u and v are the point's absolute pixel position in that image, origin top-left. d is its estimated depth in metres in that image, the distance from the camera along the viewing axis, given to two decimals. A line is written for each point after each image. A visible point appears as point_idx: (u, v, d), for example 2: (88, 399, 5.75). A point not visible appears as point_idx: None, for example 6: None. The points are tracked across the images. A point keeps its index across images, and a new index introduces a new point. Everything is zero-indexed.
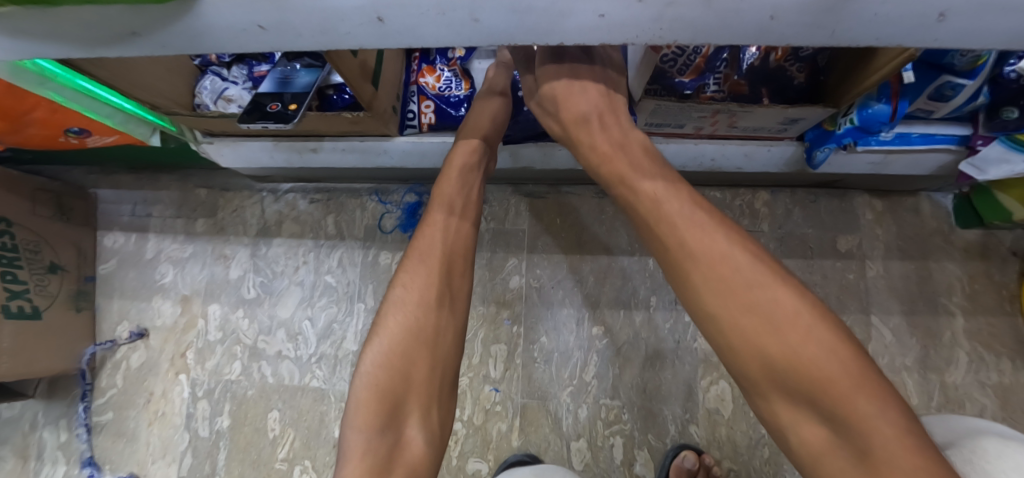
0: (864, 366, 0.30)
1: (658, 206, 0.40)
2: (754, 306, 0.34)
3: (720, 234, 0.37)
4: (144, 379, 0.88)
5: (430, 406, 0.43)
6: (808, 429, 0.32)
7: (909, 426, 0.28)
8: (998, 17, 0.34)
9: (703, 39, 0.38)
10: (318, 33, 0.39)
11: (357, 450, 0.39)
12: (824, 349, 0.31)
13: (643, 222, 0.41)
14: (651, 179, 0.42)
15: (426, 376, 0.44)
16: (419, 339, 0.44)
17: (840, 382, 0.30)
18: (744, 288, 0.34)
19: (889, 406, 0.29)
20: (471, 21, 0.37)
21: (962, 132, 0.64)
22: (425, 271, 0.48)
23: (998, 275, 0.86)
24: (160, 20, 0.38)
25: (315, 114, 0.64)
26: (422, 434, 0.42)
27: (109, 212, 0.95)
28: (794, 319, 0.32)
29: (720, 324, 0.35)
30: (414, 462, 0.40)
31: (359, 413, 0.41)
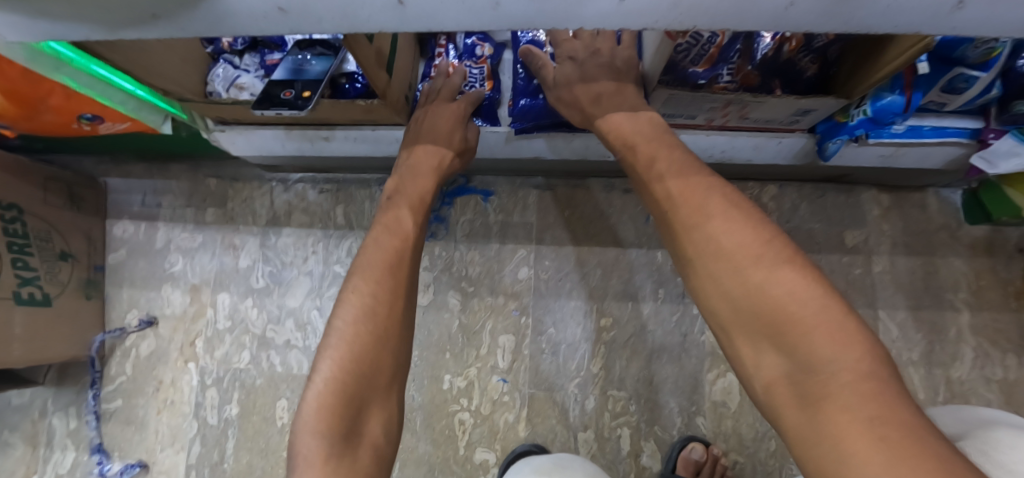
0: (835, 322, 0.34)
1: (666, 188, 0.46)
2: (739, 264, 0.39)
3: (724, 210, 0.42)
4: (153, 368, 0.89)
5: (388, 402, 0.45)
6: (770, 375, 0.36)
7: (872, 373, 0.31)
8: (1014, 5, 0.34)
9: (720, 25, 0.39)
10: (339, 16, 0.40)
11: (316, 455, 0.38)
12: (803, 306, 0.35)
13: (658, 206, 0.47)
14: (665, 166, 0.48)
15: (387, 375, 0.46)
16: (380, 341, 0.46)
17: (808, 330, 0.34)
18: (734, 249, 0.39)
19: (847, 354, 0.32)
20: (491, 5, 0.38)
21: (973, 125, 0.65)
22: (388, 273, 0.50)
23: (1004, 271, 0.86)
24: (182, 2, 0.38)
25: (327, 102, 0.64)
26: (380, 428, 0.44)
27: (120, 201, 0.96)
28: (774, 277, 0.37)
29: (710, 279, 0.41)
30: (373, 458, 0.41)
31: (316, 414, 0.40)
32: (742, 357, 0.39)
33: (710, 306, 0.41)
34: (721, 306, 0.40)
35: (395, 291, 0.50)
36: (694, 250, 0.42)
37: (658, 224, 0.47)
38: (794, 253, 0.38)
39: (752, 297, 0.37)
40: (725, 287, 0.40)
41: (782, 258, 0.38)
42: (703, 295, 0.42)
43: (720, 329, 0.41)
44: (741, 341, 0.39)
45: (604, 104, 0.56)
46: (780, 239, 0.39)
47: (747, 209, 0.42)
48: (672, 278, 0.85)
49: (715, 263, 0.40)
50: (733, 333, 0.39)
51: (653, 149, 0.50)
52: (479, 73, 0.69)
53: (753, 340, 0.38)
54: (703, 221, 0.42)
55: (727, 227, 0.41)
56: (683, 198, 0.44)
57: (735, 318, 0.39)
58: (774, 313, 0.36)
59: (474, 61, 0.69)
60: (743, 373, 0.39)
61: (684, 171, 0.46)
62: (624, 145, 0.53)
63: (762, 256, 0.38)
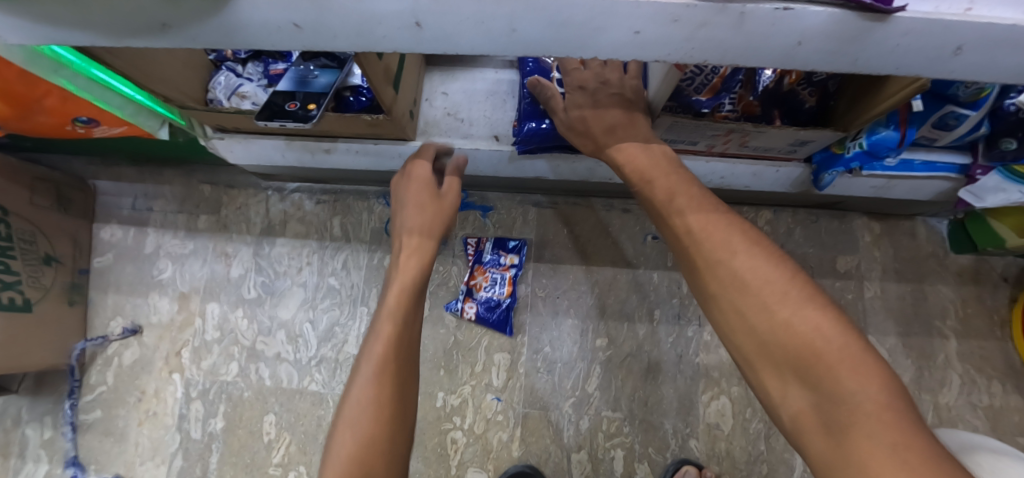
0: (856, 357, 0.35)
1: (692, 234, 0.46)
2: (765, 301, 0.40)
3: (750, 249, 0.43)
4: (137, 377, 0.86)
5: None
6: (796, 405, 0.37)
7: (896, 405, 0.32)
8: (1007, 50, 0.36)
9: (731, 59, 0.41)
10: (355, 35, 0.41)
11: None
12: (826, 340, 0.36)
13: (680, 248, 0.48)
14: (693, 211, 0.47)
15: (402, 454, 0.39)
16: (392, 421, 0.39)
17: (832, 366, 0.35)
18: (759, 285, 0.40)
19: (871, 388, 0.33)
20: (509, 31, 0.39)
21: (962, 161, 0.67)
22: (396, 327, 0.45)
23: (990, 299, 0.88)
24: (198, 13, 0.39)
25: (331, 116, 0.64)
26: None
27: (109, 205, 0.94)
28: (800, 314, 0.38)
29: (735, 314, 0.42)
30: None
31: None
32: (767, 388, 0.40)
33: (734, 340, 0.42)
34: (745, 339, 0.41)
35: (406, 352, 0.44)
36: (718, 286, 0.43)
37: (679, 258, 0.49)
38: (814, 291, 0.39)
39: (777, 332, 0.38)
40: (750, 322, 0.40)
41: (806, 296, 0.39)
42: (727, 329, 0.43)
43: (744, 361, 0.42)
44: (766, 372, 0.40)
45: (618, 135, 0.57)
46: (799, 277, 0.41)
47: (767, 246, 0.43)
48: (668, 299, 0.85)
49: (739, 297, 0.41)
50: (757, 364, 0.40)
51: (671, 184, 0.51)
52: (500, 277, 0.84)
53: (780, 372, 0.38)
54: (728, 257, 0.43)
55: (752, 264, 0.42)
56: (705, 234, 0.45)
57: (760, 351, 0.40)
58: (799, 346, 0.37)
59: (498, 267, 0.85)
60: (769, 404, 0.40)
61: (704, 207, 0.47)
62: (642, 178, 0.54)
63: (787, 293, 0.39)
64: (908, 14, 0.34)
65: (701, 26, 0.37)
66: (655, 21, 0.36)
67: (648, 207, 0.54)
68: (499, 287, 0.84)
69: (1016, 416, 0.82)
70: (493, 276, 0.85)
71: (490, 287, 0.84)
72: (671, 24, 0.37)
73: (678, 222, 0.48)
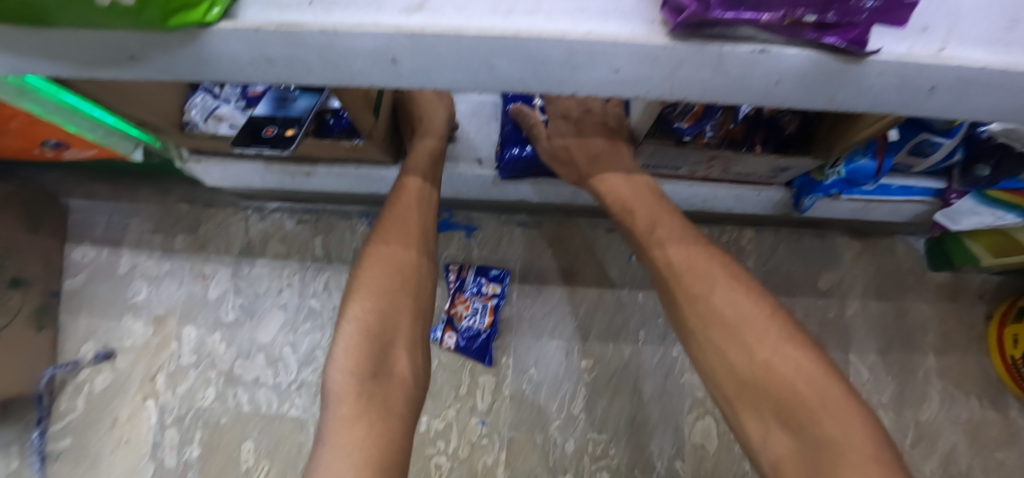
0: (838, 400, 0.35)
1: (673, 268, 0.46)
2: (746, 340, 0.40)
3: (733, 285, 0.43)
4: (109, 403, 0.83)
5: (414, 346, 0.52)
6: (777, 451, 0.37)
7: (879, 453, 0.32)
8: (981, 89, 0.37)
9: (710, 97, 0.41)
10: (331, 68, 0.40)
11: (347, 387, 0.46)
12: (807, 380, 0.36)
13: (662, 281, 0.47)
14: (674, 243, 0.47)
15: (406, 326, 0.52)
16: (397, 292, 0.53)
17: (815, 408, 0.35)
18: (740, 324, 0.40)
19: (855, 434, 0.33)
20: (488, 67, 0.39)
21: (937, 185, 0.68)
22: (400, 232, 0.57)
23: (967, 316, 0.90)
24: (166, 47, 0.38)
25: (312, 140, 0.63)
26: (407, 368, 0.50)
27: (82, 223, 0.91)
28: (780, 354, 0.38)
29: (716, 352, 0.41)
30: (403, 394, 0.48)
31: (347, 357, 0.48)
32: (748, 431, 0.39)
33: (715, 379, 0.42)
34: (727, 378, 0.41)
35: (404, 260, 0.55)
36: (699, 322, 0.43)
37: (660, 291, 0.48)
38: (794, 330, 0.40)
39: (759, 373, 0.38)
40: (731, 361, 0.40)
41: (785, 335, 0.39)
42: (708, 367, 0.42)
43: (725, 402, 0.42)
44: (747, 414, 0.39)
45: (602, 163, 0.57)
46: (780, 316, 0.41)
47: (747, 283, 0.43)
48: (653, 318, 0.85)
49: (721, 335, 0.41)
50: (739, 405, 0.40)
51: (653, 213, 0.51)
52: (482, 308, 0.83)
53: (761, 415, 0.38)
54: (708, 292, 0.43)
55: (731, 299, 0.42)
56: (685, 267, 0.45)
57: (742, 392, 0.40)
58: (782, 390, 0.37)
59: (480, 296, 0.83)
60: (750, 448, 0.40)
61: (684, 240, 0.47)
62: (623, 208, 0.54)
63: (767, 332, 0.39)
64: (884, 56, 0.34)
65: (681, 64, 0.36)
66: (635, 59, 0.36)
67: (629, 237, 0.54)
68: (481, 317, 0.82)
69: (993, 431, 0.84)
70: (474, 305, 0.83)
71: (471, 316, 0.83)
72: (651, 63, 0.37)
73: (659, 255, 0.48)
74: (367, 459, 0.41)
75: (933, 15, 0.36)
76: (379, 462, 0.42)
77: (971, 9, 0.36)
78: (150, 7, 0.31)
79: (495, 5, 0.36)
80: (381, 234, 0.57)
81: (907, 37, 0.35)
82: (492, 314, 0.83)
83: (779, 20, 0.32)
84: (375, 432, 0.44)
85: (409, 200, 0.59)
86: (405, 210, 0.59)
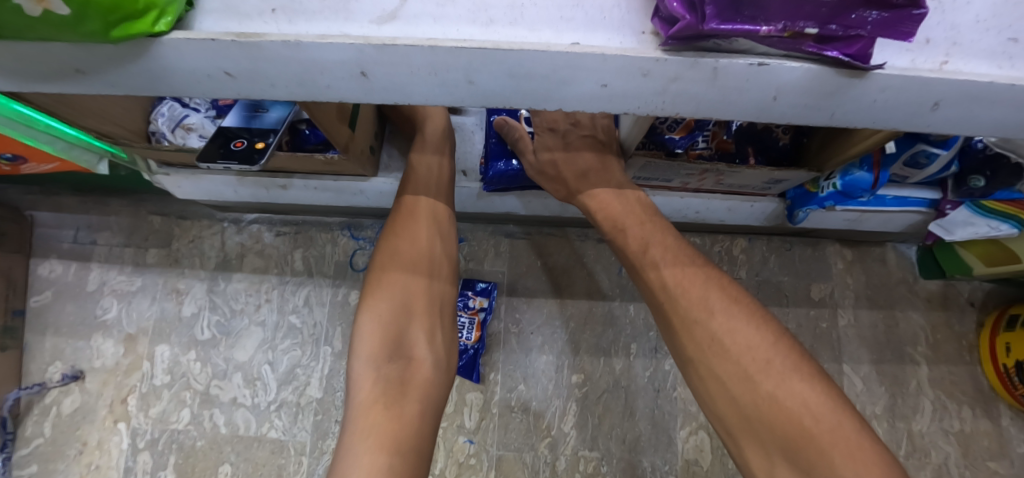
0: (850, 440, 0.32)
1: (669, 292, 0.43)
2: (747, 370, 0.37)
3: (736, 307, 0.40)
4: (77, 427, 0.79)
5: (433, 329, 0.51)
6: None
7: None
8: (987, 106, 0.35)
9: (703, 113, 0.38)
10: (295, 84, 0.37)
11: (368, 376, 0.45)
12: (816, 412, 0.34)
13: (657, 305, 0.45)
14: (669, 264, 0.45)
15: (425, 308, 0.51)
16: (414, 279, 0.51)
17: (824, 448, 0.33)
18: (740, 352, 0.38)
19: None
20: (466, 83, 0.36)
21: (931, 196, 0.67)
22: (413, 220, 0.56)
23: (958, 325, 0.89)
24: (114, 60, 0.34)
25: (284, 154, 0.60)
26: (427, 350, 0.49)
27: (48, 238, 0.87)
28: (785, 388, 0.35)
29: (716, 383, 0.39)
30: (424, 376, 0.47)
31: (367, 345, 0.47)
32: (754, 467, 0.37)
33: (716, 410, 0.39)
34: (729, 411, 0.38)
35: (419, 245, 0.54)
36: (697, 349, 0.40)
37: (654, 314, 0.46)
38: (800, 358, 0.37)
39: (763, 407, 0.36)
40: (732, 393, 0.38)
41: (790, 366, 0.36)
42: (707, 398, 0.40)
43: (728, 434, 0.39)
44: (751, 450, 0.37)
45: (590, 180, 0.55)
46: (784, 343, 0.38)
47: (747, 305, 0.41)
48: (644, 332, 0.83)
49: (720, 365, 0.39)
50: (742, 440, 0.38)
51: (646, 233, 0.49)
52: (470, 322, 0.80)
53: (766, 453, 0.36)
54: (705, 317, 0.40)
55: (730, 326, 0.39)
56: (681, 289, 0.43)
57: (745, 426, 0.37)
58: (788, 426, 0.34)
59: (467, 311, 0.81)
60: None
61: (680, 260, 0.45)
62: (615, 227, 0.51)
63: (770, 362, 0.37)
64: (886, 71, 0.32)
65: (674, 80, 0.34)
66: (625, 74, 0.33)
67: (621, 257, 0.51)
68: (468, 332, 0.79)
69: (985, 441, 0.83)
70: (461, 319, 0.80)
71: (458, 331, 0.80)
72: (641, 78, 0.34)
73: (652, 277, 0.45)
74: (387, 441, 0.41)
75: (935, 28, 0.34)
76: (401, 446, 0.41)
77: (973, 20, 0.35)
78: (89, 18, 0.28)
79: (475, 15, 0.34)
80: (395, 218, 0.56)
81: (909, 50, 0.33)
82: (479, 329, 0.80)
83: (778, 32, 0.30)
84: (394, 415, 0.43)
85: (421, 190, 0.58)
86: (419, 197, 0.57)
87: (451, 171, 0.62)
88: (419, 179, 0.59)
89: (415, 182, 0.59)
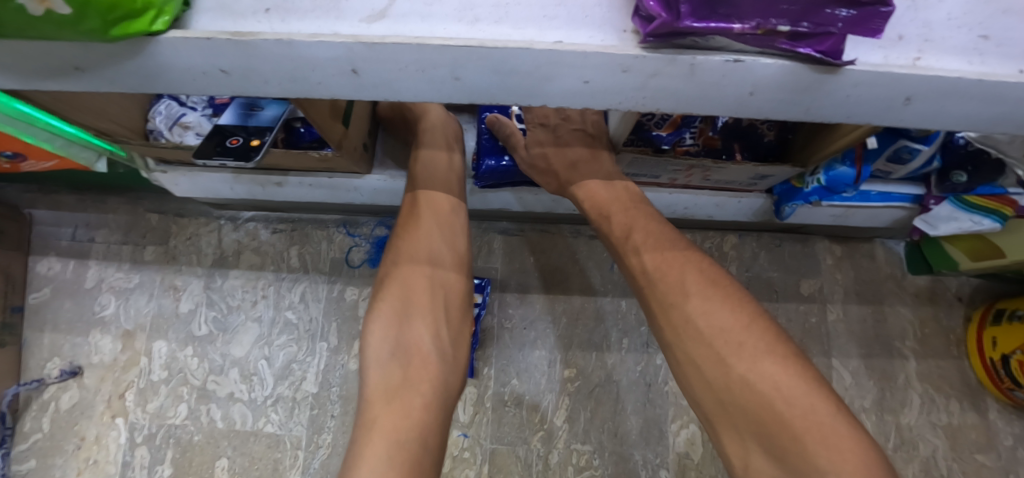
0: (823, 424, 0.33)
1: (649, 277, 0.45)
2: (721, 353, 0.38)
3: (712, 290, 0.41)
4: (75, 423, 0.80)
5: (438, 323, 0.51)
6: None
7: None
8: (957, 101, 0.36)
9: (685, 108, 0.39)
10: (288, 80, 0.38)
11: (375, 373, 0.46)
12: (791, 398, 0.34)
13: (639, 291, 0.47)
14: (649, 249, 0.46)
15: (425, 299, 0.51)
16: (414, 277, 0.52)
17: (796, 433, 0.33)
18: (714, 335, 0.39)
19: (842, 463, 0.31)
20: (453, 79, 0.37)
21: (916, 191, 0.68)
22: (415, 218, 0.57)
23: (945, 319, 0.90)
24: (112, 57, 0.35)
25: (279, 151, 0.61)
26: (430, 340, 0.49)
27: (46, 236, 0.88)
28: (757, 371, 0.36)
29: (692, 366, 0.40)
30: (428, 365, 0.47)
31: (375, 342, 0.48)
32: (730, 453, 0.38)
33: (695, 395, 0.40)
34: (705, 396, 0.39)
35: (418, 239, 0.55)
36: (674, 333, 0.42)
37: (637, 299, 0.47)
38: (775, 341, 0.38)
39: (736, 391, 0.37)
40: (707, 376, 0.39)
41: (763, 348, 0.37)
42: (686, 382, 0.41)
43: (707, 420, 0.40)
44: (728, 436, 0.38)
45: (580, 171, 0.56)
46: (759, 326, 0.39)
47: (724, 288, 0.42)
48: (636, 327, 0.84)
49: (696, 348, 0.40)
50: (720, 425, 0.39)
51: (629, 219, 0.50)
52: None
53: (741, 438, 0.37)
54: (681, 301, 0.42)
55: (705, 308, 0.40)
56: (660, 274, 0.44)
57: (721, 411, 0.38)
58: (760, 410, 0.35)
59: None
60: (733, 472, 0.38)
61: (660, 245, 0.46)
62: (600, 213, 0.53)
63: (743, 345, 0.38)
64: (858, 66, 0.33)
65: (653, 76, 0.35)
66: (607, 69, 0.35)
67: (608, 244, 0.52)
68: None
69: (973, 434, 0.84)
70: None
71: None
72: (621, 74, 0.35)
73: (633, 262, 0.47)
74: (391, 430, 0.41)
75: (908, 24, 0.35)
76: (405, 437, 0.41)
77: (945, 18, 0.36)
78: (88, 17, 0.29)
79: (461, 13, 0.35)
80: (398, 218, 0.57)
81: (882, 47, 0.35)
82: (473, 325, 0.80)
83: (751, 29, 0.31)
84: (398, 407, 0.43)
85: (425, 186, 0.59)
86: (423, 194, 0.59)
87: (461, 164, 0.64)
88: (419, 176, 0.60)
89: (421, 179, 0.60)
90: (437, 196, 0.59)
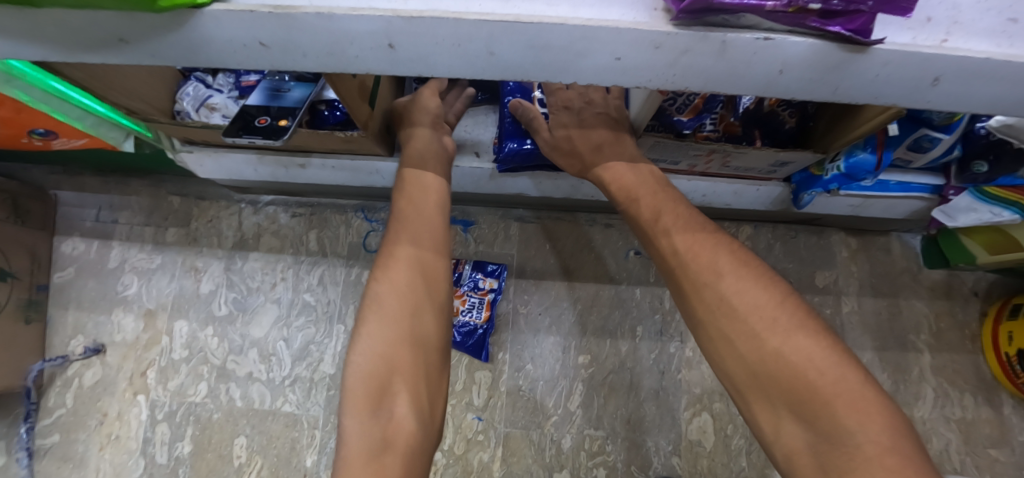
0: (854, 391, 0.34)
1: (680, 259, 0.45)
2: (754, 328, 0.39)
3: (744, 271, 0.42)
4: (98, 399, 0.81)
5: (418, 381, 0.45)
6: (790, 444, 0.36)
7: (897, 445, 0.31)
8: (986, 85, 0.36)
9: (712, 88, 0.40)
10: (324, 55, 0.38)
11: (354, 434, 0.41)
12: (826, 371, 0.35)
13: (669, 273, 0.47)
14: (681, 233, 0.47)
15: (409, 356, 0.46)
16: (398, 321, 0.47)
17: (828, 400, 0.34)
18: (747, 311, 0.40)
19: (871, 426, 0.32)
20: (487, 54, 0.37)
21: (934, 182, 0.68)
22: (406, 247, 0.51)
23: (961, 314, 0.90)
24: (156, 30, 0.36)
25: (305, 131, 0.62)
26: (411, 409, 0.44)
27: (71, 217, 0.90)
28: (791, 343, 0.37)
29: (724, 342, 0.41)
30: (407, 436, 0.41)
31: (354, 397, 0.43)
32: (761, 423, 0.39)
33: (725, 369, 0.41)
34: (737, 369, 0.40)
35: (404, 291, 0.48)
36: (705, 310, 0.42)
37: (666, 279, 0.48)
38: (806, 316, 0.39)
39: (770, 363, 0.37)
40: (740, 351, 0.40)
41: (796, 323, 0.38)
42: (718, 358, 0.42)
43: (736, 392, 0.41)
44: (759, 407, 0.38)
45: (604, 154, 0.57)
46: (791, 301, 0.40)
47: (756, 267, 0.42)
48: (650, 315, 0.85)
49: (728, 325, 0.41)
50: (750, 397, 0.39)
51: (657, 203, 0.51)
52: (480, 302, 0.82)
53: (772, 406, 0.37)
54: (714, 280, 0.42)
55: (739, 287, 0.41)
56: (692, 254, 0.45)
57: (752, 383, 0.39)
58: (794, 381, 0.36)
59: (477, 292, 0.83)
60: (763, 440, 0.39)
61: (691, 227, 0.47)
62: (628, 197, 0.53)
63: (776, 320, 0.38)
64: (887, 45, 0.33)
65: (684, 53, 0.36)
66: (639, 46, 0.35)
67: (634, 226, 0.53)
68: (478, 312, 0.82)
69: (986, 429, 0.84)
70: (472, 300, 0.83)
71: (468, 310, 0.82)
72: (653, 51, 0.36)
73: (664, 246, 0.47)
74: None
75: (937, 6, 0.35)
76: None
77: (974, 1, 0.35)
78: None
79: None
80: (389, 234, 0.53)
81: (910, 28, 0.35)
82: (489, 310, 0.82)
83: (783, 6, 0.31)
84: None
85: (413, 201, 0.55)
86: (412, 212, 0.54)
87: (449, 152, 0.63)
88: (410, 214, 0.54)
89: (409, 189, 0.56)
90: (426, 221, 0.54)
